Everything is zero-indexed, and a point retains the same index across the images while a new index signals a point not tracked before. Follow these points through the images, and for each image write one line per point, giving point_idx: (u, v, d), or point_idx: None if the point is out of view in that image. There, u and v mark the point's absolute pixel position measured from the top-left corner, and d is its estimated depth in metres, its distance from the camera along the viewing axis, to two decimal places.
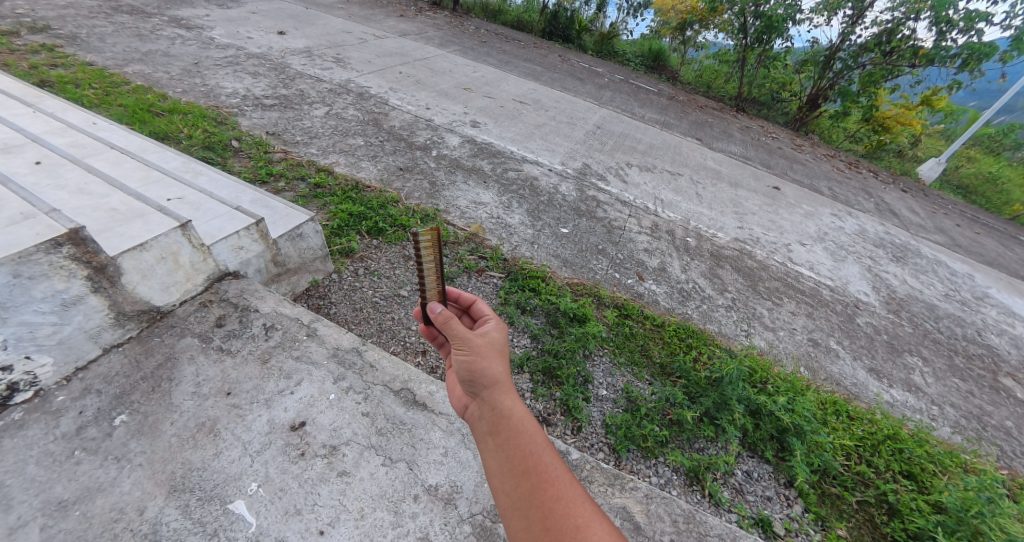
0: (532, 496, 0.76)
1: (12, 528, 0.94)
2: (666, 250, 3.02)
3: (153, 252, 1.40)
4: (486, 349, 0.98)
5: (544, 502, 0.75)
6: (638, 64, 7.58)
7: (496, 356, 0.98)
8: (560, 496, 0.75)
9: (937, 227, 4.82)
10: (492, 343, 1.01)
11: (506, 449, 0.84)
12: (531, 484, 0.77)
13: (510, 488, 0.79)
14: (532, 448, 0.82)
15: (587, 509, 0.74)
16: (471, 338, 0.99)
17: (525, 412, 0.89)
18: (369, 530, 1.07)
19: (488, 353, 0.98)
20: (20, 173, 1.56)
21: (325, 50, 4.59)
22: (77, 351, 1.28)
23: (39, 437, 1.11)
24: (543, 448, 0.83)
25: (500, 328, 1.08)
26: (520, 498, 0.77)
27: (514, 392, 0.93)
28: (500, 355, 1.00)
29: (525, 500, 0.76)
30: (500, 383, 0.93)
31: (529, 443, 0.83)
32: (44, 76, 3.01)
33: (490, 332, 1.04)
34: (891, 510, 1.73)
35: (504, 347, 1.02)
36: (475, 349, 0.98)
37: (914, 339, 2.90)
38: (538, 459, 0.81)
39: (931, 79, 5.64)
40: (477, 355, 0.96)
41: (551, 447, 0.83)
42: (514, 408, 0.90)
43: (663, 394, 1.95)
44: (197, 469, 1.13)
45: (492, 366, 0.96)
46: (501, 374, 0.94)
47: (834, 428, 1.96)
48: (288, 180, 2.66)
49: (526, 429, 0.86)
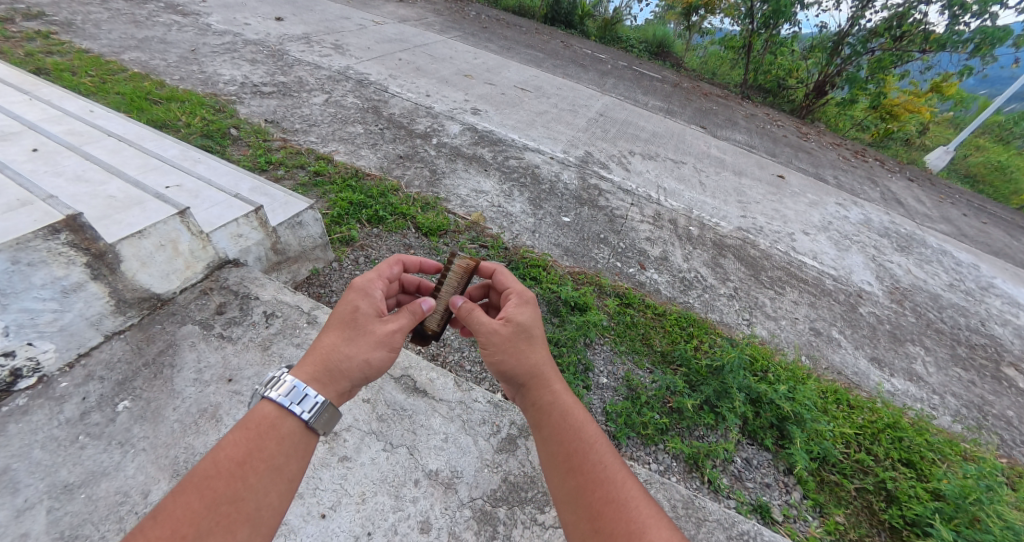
0: (580, 495, 0.81)
1: (19, 510, 0.96)
2: (668, 239, 3.00)
3: (151, 239, 1.40)
4: (513, 342, 0.98)
5: (593, 503, 0.79)
6: (641, 51, 7.46)
7: (525, 349, 0.97)
8: (608, 498, 0.79)
9: (943, 216, 4.77)
10: (519, 332, 0.99)
11: (549, 445, 0.89)
12: (578, 483, 0.82)
13: (558, 483, 0.84)
14: (575, 446, 0.86)
15: (641, 512, 0.77)
16: (495, 331, 0.98)
17: (566, 407, 0.93)
18: (371, 514, 1.08)
19: (516, 347, 0.98)
20: (18, 160, 1.56)
21: (323, 37, 4.52)
22: (79, 338, 1.28)
23: (44, 422, 1.12)
24: (587, 446, 0.86)
25: (523, 307, 1.04)
26: (568, 495, 0.82)
27: (550, 385, 0.96)
28: (530, 345, 0.99)
29: (574, 498, 0.81)
30: (536, 377, 0.96)
31: (572, 441, 0.87)
32: (40, 64, 2.98)
33: (512, 317, 1.01)
34: (889, 496, 1.74)
35: (531, 332, 1.00)
36: (502, 344, 0.98)
37: (916, 329, 2.89)
38: (582, 458, 0.85)
39: (942, 64, 5.55)
40: (506, 351, 0.97)
41: (597, 444, 0.86)
42: (555, 403, 0.93)
43: (663, 381, 1.95)
44: (200, 454, 1.14)
45: (524, 359, 0.97)
46: (536, 367, 0.97)
47: (834, 416, 1.96)
48: (288, 168, 2.64)
49: (569, 426, 0.90)
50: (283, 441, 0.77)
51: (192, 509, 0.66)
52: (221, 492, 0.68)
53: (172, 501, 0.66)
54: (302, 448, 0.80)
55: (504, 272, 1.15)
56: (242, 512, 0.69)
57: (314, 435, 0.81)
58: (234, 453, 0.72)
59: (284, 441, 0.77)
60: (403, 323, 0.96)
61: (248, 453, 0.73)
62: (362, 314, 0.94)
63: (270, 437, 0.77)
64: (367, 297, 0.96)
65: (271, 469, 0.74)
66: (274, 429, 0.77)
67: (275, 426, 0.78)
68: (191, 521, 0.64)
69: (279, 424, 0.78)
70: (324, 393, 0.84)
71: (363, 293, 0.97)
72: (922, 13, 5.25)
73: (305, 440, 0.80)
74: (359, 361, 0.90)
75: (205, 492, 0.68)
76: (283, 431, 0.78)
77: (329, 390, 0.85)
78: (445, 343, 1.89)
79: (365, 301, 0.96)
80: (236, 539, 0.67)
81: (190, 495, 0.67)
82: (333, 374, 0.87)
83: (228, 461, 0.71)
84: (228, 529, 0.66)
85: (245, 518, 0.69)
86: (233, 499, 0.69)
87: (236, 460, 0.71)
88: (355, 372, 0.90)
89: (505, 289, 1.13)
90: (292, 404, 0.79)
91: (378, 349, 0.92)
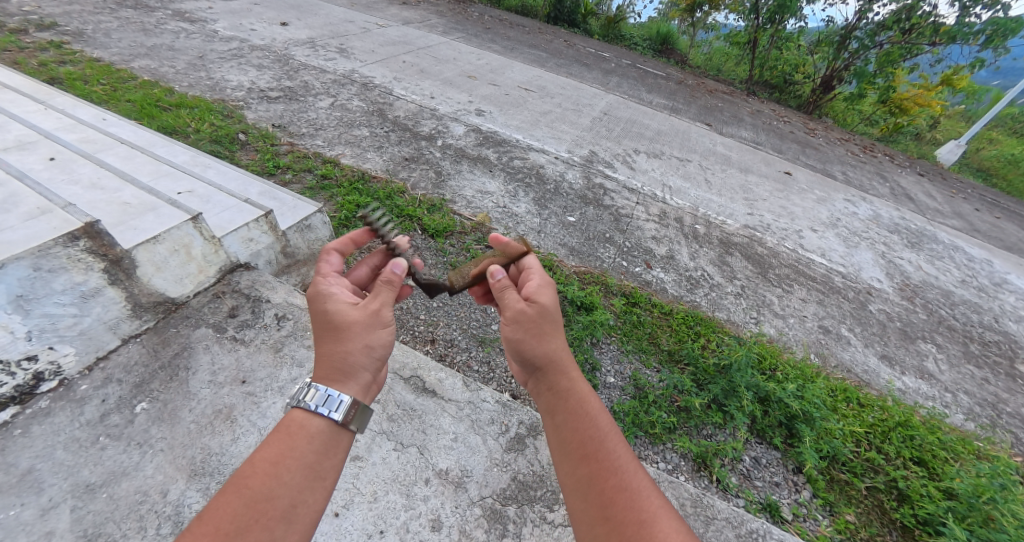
0: (591, 482, 0.82)
1: (44, 509, 0.99)
2: (674, 238, 3.00)
3: (165, 244, 1.44)
4: (538, 324, 1.03)
5: (605, 490, 0.80)
6: (646, 49, 7.43)
7: (548, 333, 1.02)
8: (620, 487, 0.80)
9: (955, 211, 4.70)
10: (544, 315, 1.04)
11: (564, 430, 0.91)
12: (590, 470, 0.83)
13: (569, 471, 0.85)
14: (589, 435, 0.88)
15: (652, 503, 0.78)
16: (519, 310, 1.05)
17: (583, 395, 0.95)
18: (382, 512, 1.10)
19: (536, 329, 1.02)
20: (35, 169, 1.60)
21: (328, 41, 4.56)
22: (97, 341, 1.31)
23: (66, 423, 1.15)
24: (603, 435, 0.88)
25: (548, 292, 1.10)
26: (578, 480, 0.83)
27: (568, 371, 0.99)
28: (553, 329, 1.03)
29: (584, 485, 0.82)
30: (556, 362, 0.99)
31: (586, 429, 0.89)
32: (53, 73, 3.04)
33: (538, 299, 1.07)
34: (900, 496, 1.72)
35: (553, 316, 1.05)
36: (528, 323, 1.03)
37: (927, 326, 2.86)
38: (596, 446, 0.86)
39: (953, 56, 5.43)
40: (529, 333, 1.02)
41: (611, 434, 0.88)
42: (571, 390, 0.96)
43: (670, 381, 1.95)
44: (216, 454, 1.17)
45: (546, 343, 1.01)
46: (555, 353, 1.00)
47: (844, 415, 1.95)
48: (296, 172, 2.68)
49: (584, 413, 0.91)
50: (313, 441, 0.80)
51: (232, 508, 0.68)
52: (256, 490, 0.70)
53: (214, 504, 0.68)
54: (332, 447, 0.82)
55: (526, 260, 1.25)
56: (278, 511, 0.70)
57: (343, 432, 0.84)
58: (266, 454, 0.74)
59: (314, 441, 0.80)
60: (382, 299, 0.99)
61: (281, 454, 0.76)
62: (338, 314, 0.94)
63: (299, 437, 0.79)
64: (332, 299, 0.97)
65: (303, 466, 0.76)
66: (303, 429, 0.80)
67: (304, 428, 0.80)
68: (232, 521, 0.66)
69: (307, 425, 0.81)
70: (346, 389, 0.86)
71: (326, 298, 0.97)
72: (931, 5, 5.19)
73: (334, 438, 0.82)
74: (363, 348, 0.92)
75: (242, 492, 0.69)
76: (312, 431, 0.80)
77: (349, 384, 0.87)
78: (452, 344, 1.91)
79: (333, 302, 0.96)
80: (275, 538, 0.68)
81: (230, 498, 0.69)
82: (345, 370, 0.89)
83: (262, 461, 0.73)
84: (266, 526, 0.68)
85: (282, 515, 0.70)
86: (267, 497, 0.70)
87: (270, 460, 0.74)
88: (364, 360, 0.92)
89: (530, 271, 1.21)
90: (318, 405, 0.82)
91: (374, 331, 0.95)
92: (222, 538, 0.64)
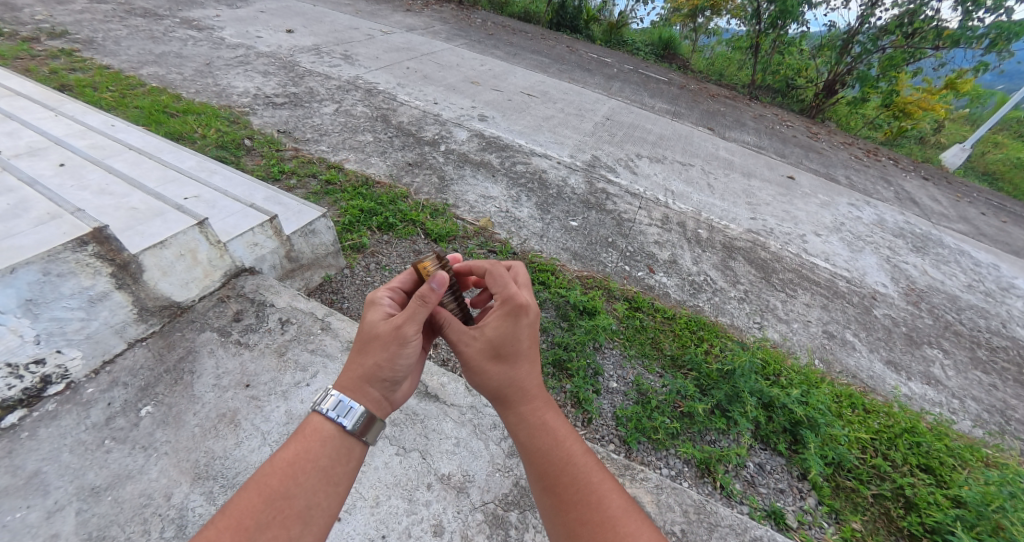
0: (557, 512, 0.85)
1: (50, 511, 1.00)
2: (677, 242, 3.00)
3: (172, 249, 1.46)
4: (482, 362, 0.99)
5: (571, 522, 0.82)
6: (648, 54, 7.46)
7: (499, 365, 0.98)
8: (585, 518, 0.81)
9: (961, 215, 4.68)
10: (490, 349, 0.99)
11: (530, 463, 0.92)
12: (557, 502, 0.86)
13: (541, 500, 0.88)
14: (553, 465, 0.89)
15: (615, 530, 0.79)
16: (465, 347, 1.01)
17: (540, 424, 0.95)
18: (385, 517, 1.10)
19: (484, 365, 0.99)
20: (46, 175, 1.63)
21: (333, 47, 4.62)
22: (104, 345, 1.32)
23: (72, 426, 1.17)
24: (563, 463, 0.89)
25: (506, 319, 1.00)
26: (547, 510, 0.87)
27: (523, 401, 0.98)
28: (499, 363, 0.99)
29: (554, 515, 0.85)
30: (507, 395, 0.98)
31: (549, 462, 0.90)
32: (63, 80, 3.09)
33: (485, 330, 1.00)
34: (907, 503, 1.70)
35: (506, 347, 0.99)
36: (473, 363, 1.00)
37: (933, 331, 2.84)
38: (557, 475, 0.88)
39: (956, 61, 5.48)
40: (480, 372, 0.99)
41: (571, 462, 0.89)
42: (527, 421, 0.96)
43: (673, 385, 1.95)
44: (220, 458, 1.17)
45: (493, 379, 0.99)
46: (509, 385, 0.98)
47: (849, 421, 1.94)
48: (300, 177, 2.70)
49: (542, 444, 0.92)
50: (327, 444, 0.81)
51: (251, 504, 0.70)
52: (274, 488, 0.72)
53: (234, 500, 0.70)
54: (346, 451, 0.82)
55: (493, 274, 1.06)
56: (294, 510, 0.72)
57: (355, 440, 0.83)
58: (283, 455, 0.76)
59: (327, 444, 0.80)
60: (411, 314, 0.93)
61: (296, 456, 0.77)
62: (370, 322, 0.96)
63: (314, 440, 0.80)
64: (375, 307, 0.99)
65: (316, 469, 0.77)
66: (316, 433, 0.81)
67: (318, 432, 0.81)
68: (250, 518, 0.69)
69: (321, 429, 0.82)
70: (359, 399, 0.86)
71: (371, 305, 1.00)
72: (933, 10, 5.19)
73: (345, 443, 0.82)
74: (374, 364, 0.91)
75: (262, 490, 0.72)
76: (325, 434, 0.81)
77: (361, 397, 0.87)
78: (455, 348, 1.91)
79: (373, 311, 0.99)
80: (290, 536, 0.70)
81: (250, 495, 0.71)
82: (358, 380, 0.89)
83: (280, 461, 0.75)
84: (281, 525, 0.70)
85: (297, 515, 0.72)
86: (285, 495, 0.72)
87: (286, 461, 0.76)
88: (374, 376, 0.91)
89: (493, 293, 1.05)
90: (332, 411, 0.82)
91: (390, 348, 0.91)
92: (241, 533, 0.66)
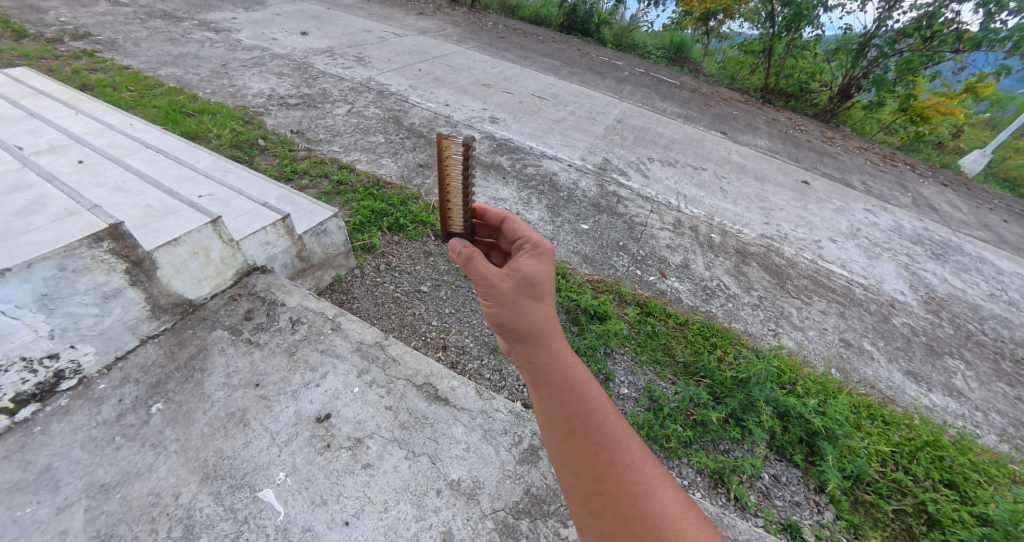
0: (581, 458, 0.71)
1: (60, 508, 0.99)
2: (689, 247, 2.95)
3: (185, 247, 1.45)
4: (514, 297, 0.89)
5: (596, 465, 0.69)
6: (659, 57, 7.42)
7: (526, 302, 0.89)
8: (613, 460, 0.69)
9: (982, 222, 4.55)
10: (521, 285, 0.90)
11: (550, 404, 0.79)
12: (579, 445, 0.72)
13: (557, 445, 0.75)
14: (579, 406, 0.76)
15: (647, 473, 0.68)
16: (495, 283, 0.92)
17: (567, 366, 0.82)
18: (393, 523, 1.08)
19: (514, 302, 0.89)
20: (65, 173, 1.65)
21: (346, 50, 4.66)
22: (116, 341, 1.34)
23: (83, 422, 1.17)
24: (591, 407, 0.76)
25: (539, 260, 0.96)
26: (567, 457, 0.73)
27: (551, 343, 0.86)
28: (534, 300, 0.89)
29: (575, 457, 0.72)
30: (534, 334, 0.86)
31: (573, 401, 0.77)
32: (84, 80, 3.16)
33: (520, 268, 0.93)
34: (930, 520, 1.64)
35: (537, 285, 0.91)
36: (502, 298, 0.90)
37: (955, 341, 2.75)
38: (585, 417, 0.75)
39: (976, 64, 5.31)
40: (506, 308, 0.89)
41: (601, 404, 0.76)
42: (554, 365, 0.83)
43: (686, 393, 1.90)
44: (228, 457, 1.16)
45: (522, 316, 0.88)
46: (534, 323, 0.87)
47: (869, 433, 1.88)
48: (312, 177, 2.71)
49: (569, 387, 0.79)
50: None
51: None
52: None
53: None
54: None
55: (514, 219, 1.08)
56: None
57: None
58: None
59: None
60: None
61: None
62: None
63: None
64: None
65: None
66: None
67: None
68: None
69: None
70: None
71: None
72: (953, 12, 5.07)
73: None
74: None
75: None
76: None
77: None
78: (464, 351, 1.89)
79: None
80: None
81: None
82: None
83: None
84: None
85: None
86: None
87: None
88: None
89: (519, 235, 1.05)
90: None
91: None
92: None
